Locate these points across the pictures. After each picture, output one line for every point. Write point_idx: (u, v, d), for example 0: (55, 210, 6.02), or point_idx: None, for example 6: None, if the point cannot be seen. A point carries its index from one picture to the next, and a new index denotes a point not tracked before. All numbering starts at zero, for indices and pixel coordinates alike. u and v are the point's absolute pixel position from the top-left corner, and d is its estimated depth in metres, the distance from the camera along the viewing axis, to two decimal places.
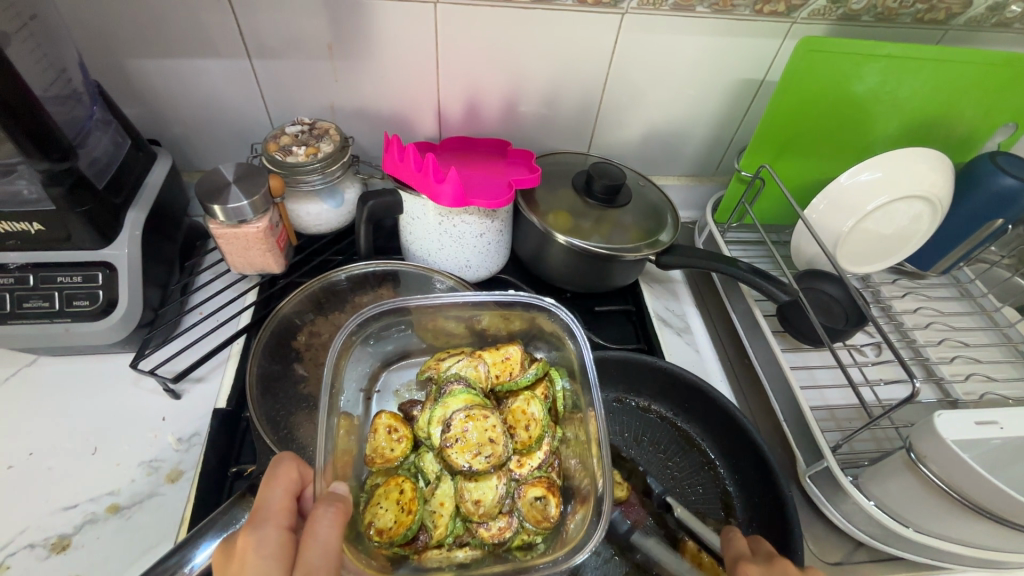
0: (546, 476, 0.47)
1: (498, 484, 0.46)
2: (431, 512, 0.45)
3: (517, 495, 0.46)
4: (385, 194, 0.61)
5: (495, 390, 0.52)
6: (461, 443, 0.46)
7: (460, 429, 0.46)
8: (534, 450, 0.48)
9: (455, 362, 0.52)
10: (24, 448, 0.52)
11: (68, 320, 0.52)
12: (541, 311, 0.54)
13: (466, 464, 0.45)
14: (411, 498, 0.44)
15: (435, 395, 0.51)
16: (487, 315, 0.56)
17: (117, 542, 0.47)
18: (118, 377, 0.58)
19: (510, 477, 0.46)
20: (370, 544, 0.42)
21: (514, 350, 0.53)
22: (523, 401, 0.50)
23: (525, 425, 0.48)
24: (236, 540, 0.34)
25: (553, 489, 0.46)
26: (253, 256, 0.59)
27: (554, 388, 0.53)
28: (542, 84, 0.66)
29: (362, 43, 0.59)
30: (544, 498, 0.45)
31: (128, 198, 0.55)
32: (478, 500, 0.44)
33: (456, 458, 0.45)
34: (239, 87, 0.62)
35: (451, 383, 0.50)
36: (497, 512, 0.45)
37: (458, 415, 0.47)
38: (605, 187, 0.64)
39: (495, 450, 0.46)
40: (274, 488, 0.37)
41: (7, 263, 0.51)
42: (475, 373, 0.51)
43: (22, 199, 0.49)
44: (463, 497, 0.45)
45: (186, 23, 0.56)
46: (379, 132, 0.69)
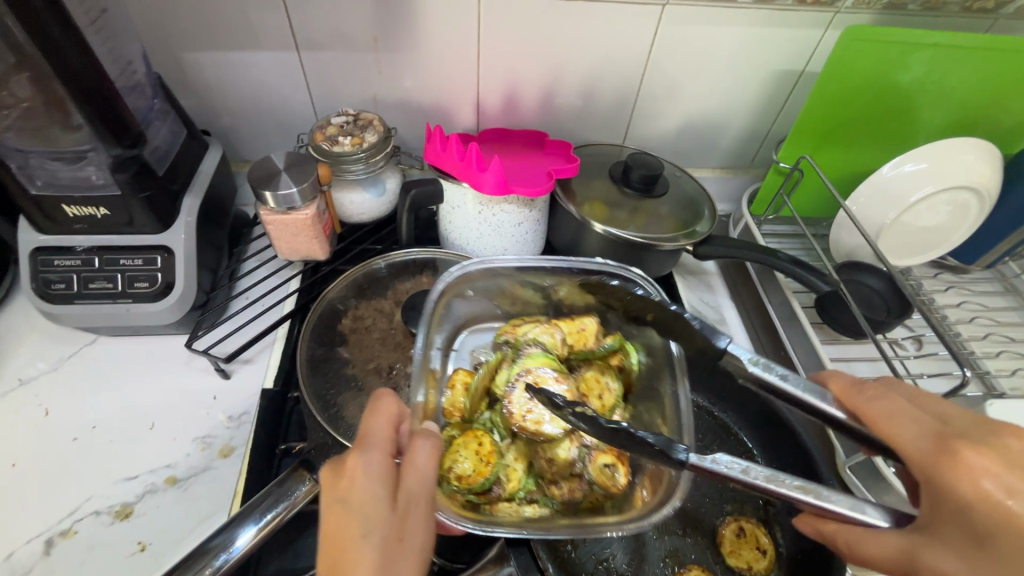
0: (616, 443, 0.46)
1: (571, 447, 0.45)
2: (505, 469, 0.46)
3: (588, 460, 0.45)
4: (426, 183, 0.62)
5: (569, 357, 0.53)
6: (538, 403, 0.46)
7: (539, 391, 0.47)
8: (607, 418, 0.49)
9: (533, 329, 0.53)
10: (87, 421, 0.55)
11: (129, 301, 0.55)
12: (626, 282, 0.54)
13: (543, 424, 0.45)
14: (489, 451, 0.45)
15: (513, 356, 0.51)
16: (565, 286, 0.57)
17: (176, 512, 0.50)
18: (172, 357, 0.60)
19: (581, 442, 0.45)
20: (448, 488, 0.44)
21: (589, 322, 0.53)
22: (596, 371, 0.52)
23: (599, 393, 0.50)
24: (347, 461, 0.36)
25: (622, 458, 0.46)
26: (300, 242, 0.61)
27: (629, 361, 0.54)
28: (580, 75, 0.67)
29: (406, 35, 0.60)
30: (613, 466, 0.45)
31: (183, 185, 0.58)
32: (552, 459, 0.45)
33: (533, 418, 0.46)
34: (286, 79, 0.64)
35: (529, 347, 0.51)
36: (568, 473, 0.45)
37: (539, 376, 0.47)
38: (642, 177, 0.64)
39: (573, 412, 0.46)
40: (375, 417, 0.39)
41: (73, 246, 0.54)
42: (551, 341, 0.52)
43: (91, 184, 0.51)
44: (536, 455, 0.46)
45: (240, 18, 0.58)
46: (419, 124, 0.70)
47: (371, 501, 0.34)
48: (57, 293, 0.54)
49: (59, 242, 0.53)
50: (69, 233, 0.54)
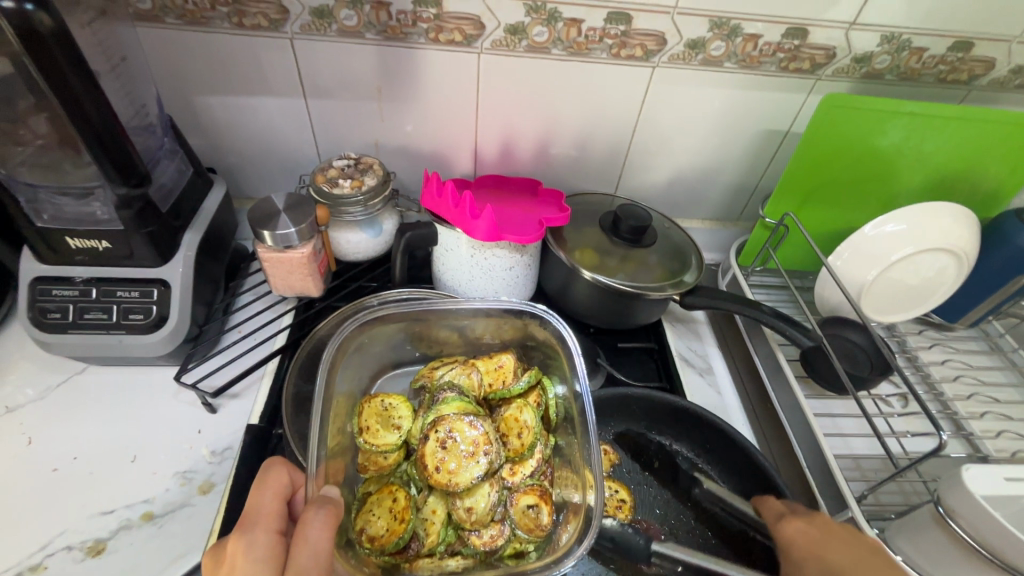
0: (538, 484, 0.51)
1: (490, 492, 0.49)
2: (425, 520, 0.48)
3: (509, 503, 0.49)
4: (421, 226, 0.64)
5: (488, 398, 0.56)
6: (450, 450, 0.49)
7: (452, 437, 0.50)
8: (526, 458, 0.52)
9: (448, 372, 0.57)
10: (69, 452, 0.55)
11: (122, 332, 0.56)
12: (533, 318, 0.57)
13: (457, 474, 0.49)
14: (403, 507, 0.48)
15: (429, 403, 0.54)
16: (480, 324, 0.59)
17: (149, 549, 0.49)
18: (160, 389, 0.61)
19: (502, 485, 0.50)
20: (361, 551, 0.45)
21: (507, 359, 0.57)
22: (515, 409, 0.55)
23: (518, 432, 0.53)
24: (227, 547, 0.36)
25: (545, 497, 0.50)
26: (295, 279, 0.62)
27: (546, 395, 0.57)
28: (574, 129, 0.70)
29: (408, 87, 0.64)
30: (536, 507, 0.49)
31: (185, 221, 0.59)
32: (470, 508, 0.48)
33: (448, 472, 0.49)
34: (292, 122, 0.67)
35: (445, 391, 0.54)
36: (489, 520, 0.48)
37: (451, 420, 0.50)
38: (631, 228, 0.66)
39: (488, 458, 0.49)
40: (266, 496, 0.40)
41: (73, 277, 0.55)
42: (468, 381, 0.55)
43: (95, 219, 0.53)
44: (454, 506, 0.48)
45: (250, 66, 0.61)
46: (417, 168, 0.73)
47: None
48: (52, 322, 0.55)
49: (60, 273, 0.55)
50: (69, 264, 0.55)
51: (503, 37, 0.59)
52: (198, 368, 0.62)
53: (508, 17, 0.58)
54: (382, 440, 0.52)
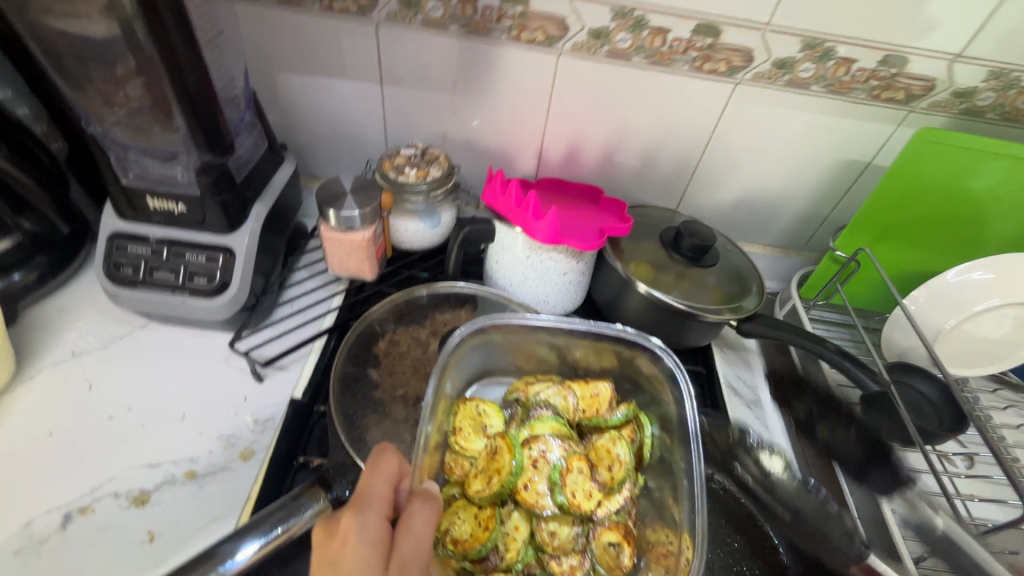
0: (622, 522, 0.49)
1: (572, 527, 0.48)
2: (505, 536, 0.48)
3: (592, 537, 0.48)
4: (480, 222, 0.64)
5: (581, 423, 0.55)
6: (542, 475, 0.49)
7: (544, 457, 0.50)
8: (614, 494, 0.50)
9: (545, 390, 0.56)
10: (124, 402, 0.57)
11: (186, 293, 0.57)
12: (644, 351, 0.57)
13: (547, 500, 0.48)
14: (488, 517, 0.47)
15: (522, 418, 0.54)
16: (580, 348, 0.59)
17: (189, 507, 0.50)
18: (213, 352, 0.62)
19: (586, 519, 0.49)
20: (444, 552, 0.45)
21: (604, 387, 0.56)
22: (608, 440, 0.53)
23: (608, 464, 0.51)
24: (341, 522, 0.37)
25: (628, 538, 0.48)
26: (352, 262, 0.63)
27: (641, 432, 0.55)
28: (644, 140, 0.68)
29: (484, 83, 0.64)
30: (617, 546, 0.48)
31: (256, 193, 0.61)
32: (553, 532, 0.48)
33: (540, 495, 0.49)
34: (365, 107, 0.68)
35: (540, 410, 0.54)
36: (570, 548, 0.48)
37: (548, 443, 0.50)
38: (692, 246, 0.64)
39: (581, 489, 0.49)
40: (377, 478, 0.40)
41: (148, 235, 0.57)
42: (563, 404, 0.55)
43: (175, 182, 0.55)
44: (538, 526, 0.48)
45: (334, 49, 0.62)
46: (480, 164, 0.73)
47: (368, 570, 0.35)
48: (125, 277, 0.57)
49: (136, 230, 0.57)
50: (145, 223, 0.57)
51: (585, 41, 0.59)
52: (249, 337, 0.64)
53: (594, 21, 0.57)
54: (471, 446, 0.51)
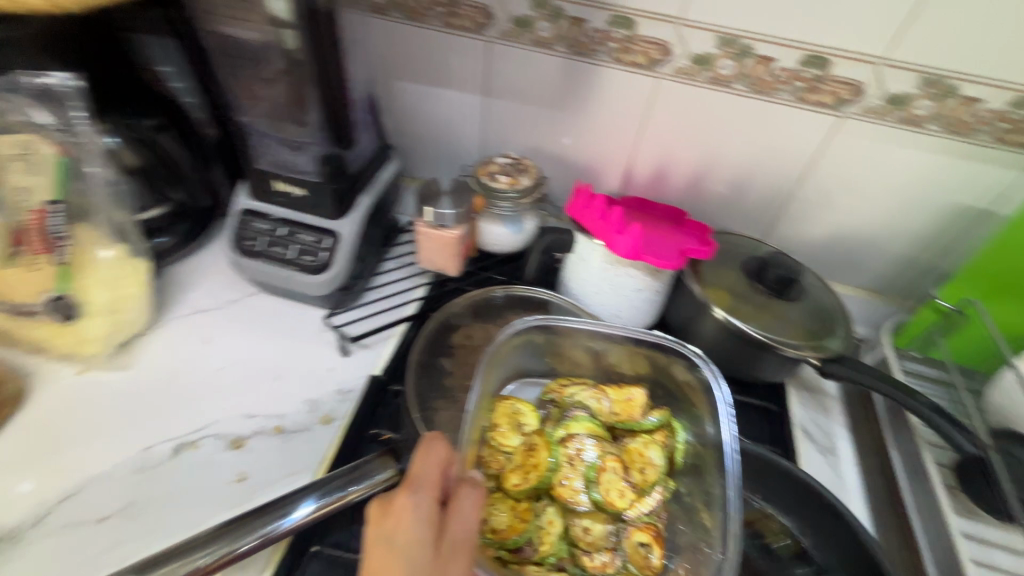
0: (652, 524, 0.50)
1: (606, 523, 0.50)
2: (541, 529, 0.49)
3: (623, 535, 0.50)
4: (562, 232, 0.67)
5: (614, 426, 0.57)
6: (574, 469, 0.52)
7: (580, 454, 0.52)
8: (646, 495, 0.51)
9: (580, 391, 0.58)
10: (233, 357, 0.65)
11: (294, 268, 0.64)
12: (682, 359, 0.58)
13: (580, 496, 0.50)
14: (524, 509, 0.50)
15: (557, 416, 0.57)
16: (621, 352, 0.61)
17: (276, 457, 0.56)
18: (308, 324, 0.69)
19: (618, 517, 0.50)
20: (482, 538, 0.47)
21: (637, 393, 0.57)
22: (640, 444, 0.55)
23: (641, 466, 0.53)
24: (395, 499, 0.38)
25: (657, 539, 0.49)
26: (439, 257, 0.68)
27: (674, 438, 0.55)
28: (736, 167, 0.68)
29: (581, 101, 0.67)
30: (647, 546, 0.49)
31: (363, 185, 0.67)
32: (587, 528, 0.49)
33: (571, 490, 0.51)
34: (467, 116, 0.73)
35: (575, 410, 0.56)
36: (602, 546, 0.49)
37: (583, 440, 0.53)
38: (778, 277, 0.64)
39: (613, 485, 0.51)
40: (429, 463, 0.41)
41: (270, 214, 0.64)
42: (598, 407, 0.57)
43: (300, 170, 0.62)
44: (572, 522, 0.50)
45: (447, 62, 0.68)
46: (567, 177, 0.75)
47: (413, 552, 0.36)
48: (247, 248, 0.65)
49: (261, 208, 0.64)
50: (269, 203, 0.64)
51: (687, 66, 0.60)
52: (340, 313, 0.70)
53: (698, 47, 0.58)
54: (509, 442, 0.52)
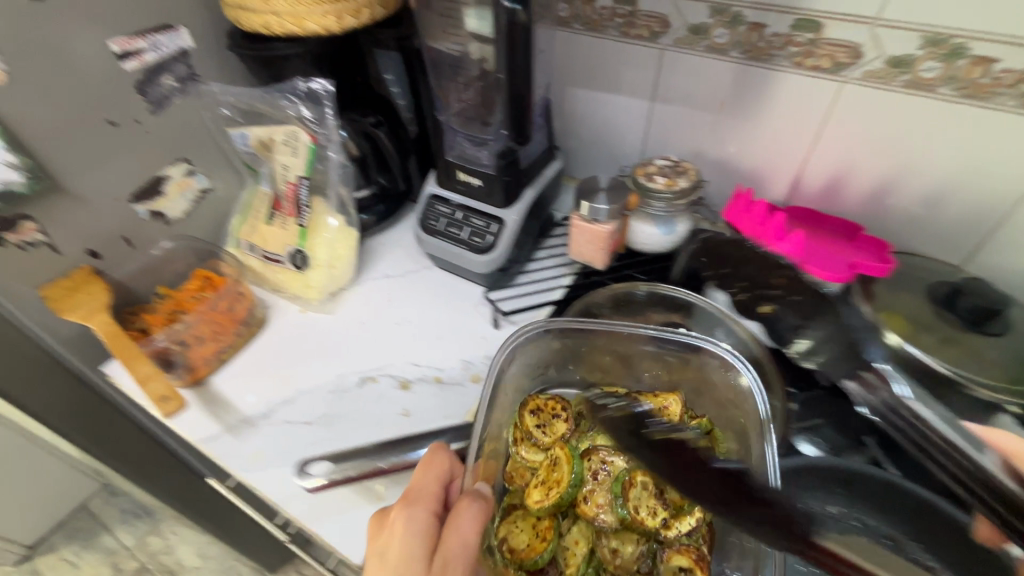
0: (693, 546, 0.49)
1: (637, 547, 0.51)
2: (567, 550, 0.53)
3: (660, 557, 0.50)
4: (716, 235, 0.66)
5: None
6: (595, 485, 0.53)
7: (603, 471, 0.54)
8: (685, 513, 0.50)
9: (613, 399, 0.57)
10: (408, 315, 0.77)
11: (465, 247, 0.75)
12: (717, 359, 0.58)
13: (599, 514, 0.52)
14: (545, 528, 0.52)
15: (584, 428, 0.59)
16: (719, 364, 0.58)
17: (435, 401, 0.66)
18: (468, 297, 0.79)
19: (652, 539, 0.51)
20: (501, 559, 0.50)
21: (673, 401, 0.57)
22: None
23: None
24: (392, 516, 0.46)
25: (699, 563, 0.48)
26: (589, 250, 0.72)
27: (714, 448, 0.55)
28: (932, 181, 0.61)
29: (751, 106, 0.66)
30: (687, 569, 0.48)
31: (531, 179, 0.75)
32: (615, 551, 0.51)
33: (591, 509, 0.53)
34: (631, 121, 0.76)
35: (602, 424, 0.57)
36: (632, 567, 0.51)
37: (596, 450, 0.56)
38: (973, 306, 0.56)
39: (638, 505, 0.51)
40: (429, 479, 0.48)
41: (451, 200, 0.76)
42: (642, 423, 0.56)
43: (480, 163, 0.72)
44: (601, 543, 0.53)
45: (619, 70, 0.72)
46: (727, 184, 0.74)
47: (427, 562, 0.43)
48: (430, 227, 0.77)
49: (445, 195, 0.76)
50: (451, 190, 0.76)
51: (881, 69, 0.56)
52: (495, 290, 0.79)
53: (898, 49, 0.54)
54: (529, 454, 0.56)
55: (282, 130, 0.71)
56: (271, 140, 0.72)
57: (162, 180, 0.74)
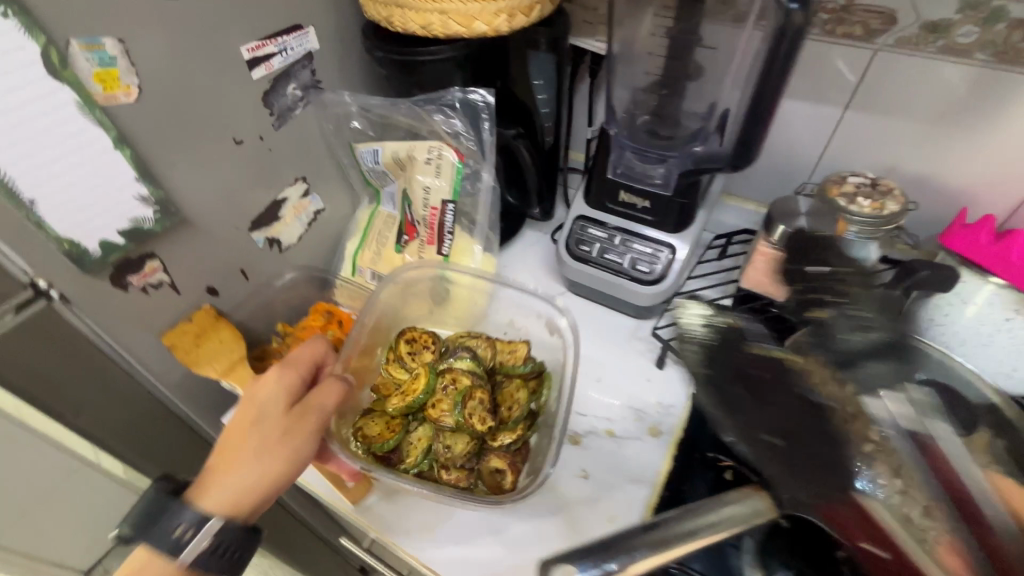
0: (511, 455, 0.58)
1: (467, 446, 0.57)
2: (409, 443, 0.59)
3: (482, 459, 0.58)
4: (940, 267, 0.56)
5: (495, 370, 0.63)
6: (444, 402, 0.57)
7: (458, 381, 0.59)
8: (507, 428, 0.58)
9: (473, 339, 0.64)
10: None
11: (626, 277, 0.65)
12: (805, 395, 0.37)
13: (444, 418, 0.57)
14: (394, 423, 0.59)
15: (446, 353, 0.63)
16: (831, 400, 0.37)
17: (612, 458, 0.59)
18: (617, 330, 0.71)
19: (487, 444, 0.58)
20: (355, 447, 0.58)
21: (522, 347, 0.63)
22: (513, 386, 0.61)
23: (509, 405, 0.59)
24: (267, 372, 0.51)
25: (511, 466, 0.57)
26: (773, 280, 0.62)
27: (542, 389, 0.63)
28: None
29: (984, 118, 0.57)
30: (502, 472, 0.57)
31: (703, 200, 0.65)
32: (448, 447, 0.57)
33: (438, 413, 0.57)
34: (812, 131, 0.67)
35: (461, 351, 0.62)
36: (459, 465, 0.57)
37: (458, 372, 0.59)
38: None
39: (479, 416, 0.56)
40: (333, 391, 0.51)
41: (605, 222, 0.66)
42: (484, 352, 0.63)
43: (651, 180, 0.62)
44: (437, 439, 0.57)
45: (811, 73, 0.63)
46: (925, 203, 0.65)
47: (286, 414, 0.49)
48: (580, 253, 0.67)
49: (597, 216, 0.67)
50: (606, 211, 0.66)
51: None
52: (646, 320, 0.71)
53: None
54: (398, 374, 0.62)
55: (425, 148, 0.63)
56: (410, 159, 0.65)
57: (280, 203, 0.65)
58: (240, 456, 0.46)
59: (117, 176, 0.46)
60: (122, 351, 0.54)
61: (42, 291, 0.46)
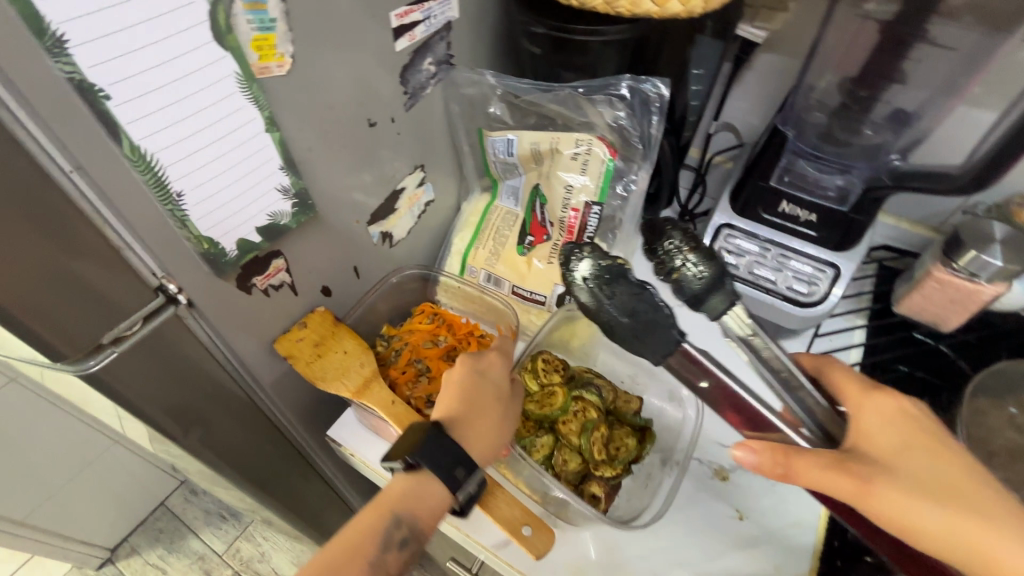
0: (611, 486, 0.52)
1: (577, 467, 0.52)
2: (531, 446, 0.53)
3: (588, 480, 0.52)
4: None
5: (613, 411, 0.56)
6: (574, 423, 0.52)
7: (586, 408, 0.53)
8: (614, 465, 0.52)
9: (596, 375, 0.57)
10: None
11: (780, 297, 0.59)
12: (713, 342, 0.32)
13: (572, 436, 0.52)
14: (527, 424, 0.54)
15: (574, 381, 0.56)
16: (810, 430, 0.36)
17: (768, 500, 0.53)
18: None
19: (594, 470, 0.52)
20: None
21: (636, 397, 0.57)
22: (622, 432, 0.54)
23: (618, 446, 0.53)
24: (490, 356, 0.51)
25: (607, 497, 0.52)
26: (938, 306, 0.60)
27: (646, 444, 0.55)
28: None
29: None
30: (598, 497, 0.51)
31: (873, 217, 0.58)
32: (565, 462, 0.51)
33: (565, 430, 0.52)
34: None
35: (589, 384, 0.55)
36: (571, 480, 0.52)
37: (586, 402, 0.53)
38: None
39: (596, 445, 0.51)
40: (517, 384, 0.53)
41: (757, 233, 0.60)
42: (608, 388, 0.56)
43: (823, 192, 0.57)
44: (561, 450, 0.52)
45: None
46: None
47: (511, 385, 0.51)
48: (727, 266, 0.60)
49: (748, 227, 0.60)
50: (759, 222, 0.60)
51: None
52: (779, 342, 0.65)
53: None
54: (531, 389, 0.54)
55: (575, 138, 0.58)
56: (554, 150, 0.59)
57: (398, 194, 0.58)
58: (491, 410, 0.47)
59: (263, 164, 0.39)
60: (242, 360, 0.47)
61: (173, 298, 0.39)
